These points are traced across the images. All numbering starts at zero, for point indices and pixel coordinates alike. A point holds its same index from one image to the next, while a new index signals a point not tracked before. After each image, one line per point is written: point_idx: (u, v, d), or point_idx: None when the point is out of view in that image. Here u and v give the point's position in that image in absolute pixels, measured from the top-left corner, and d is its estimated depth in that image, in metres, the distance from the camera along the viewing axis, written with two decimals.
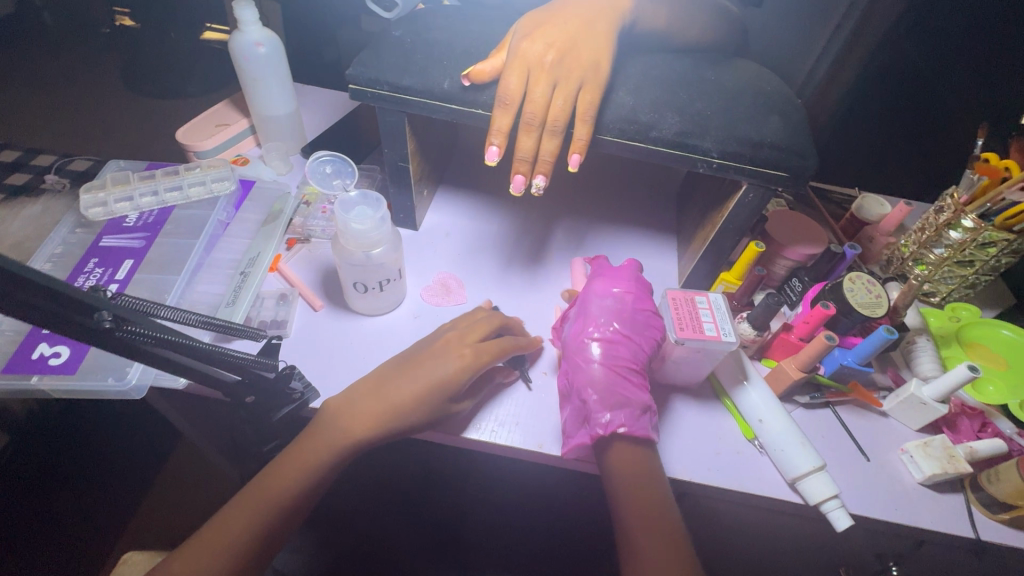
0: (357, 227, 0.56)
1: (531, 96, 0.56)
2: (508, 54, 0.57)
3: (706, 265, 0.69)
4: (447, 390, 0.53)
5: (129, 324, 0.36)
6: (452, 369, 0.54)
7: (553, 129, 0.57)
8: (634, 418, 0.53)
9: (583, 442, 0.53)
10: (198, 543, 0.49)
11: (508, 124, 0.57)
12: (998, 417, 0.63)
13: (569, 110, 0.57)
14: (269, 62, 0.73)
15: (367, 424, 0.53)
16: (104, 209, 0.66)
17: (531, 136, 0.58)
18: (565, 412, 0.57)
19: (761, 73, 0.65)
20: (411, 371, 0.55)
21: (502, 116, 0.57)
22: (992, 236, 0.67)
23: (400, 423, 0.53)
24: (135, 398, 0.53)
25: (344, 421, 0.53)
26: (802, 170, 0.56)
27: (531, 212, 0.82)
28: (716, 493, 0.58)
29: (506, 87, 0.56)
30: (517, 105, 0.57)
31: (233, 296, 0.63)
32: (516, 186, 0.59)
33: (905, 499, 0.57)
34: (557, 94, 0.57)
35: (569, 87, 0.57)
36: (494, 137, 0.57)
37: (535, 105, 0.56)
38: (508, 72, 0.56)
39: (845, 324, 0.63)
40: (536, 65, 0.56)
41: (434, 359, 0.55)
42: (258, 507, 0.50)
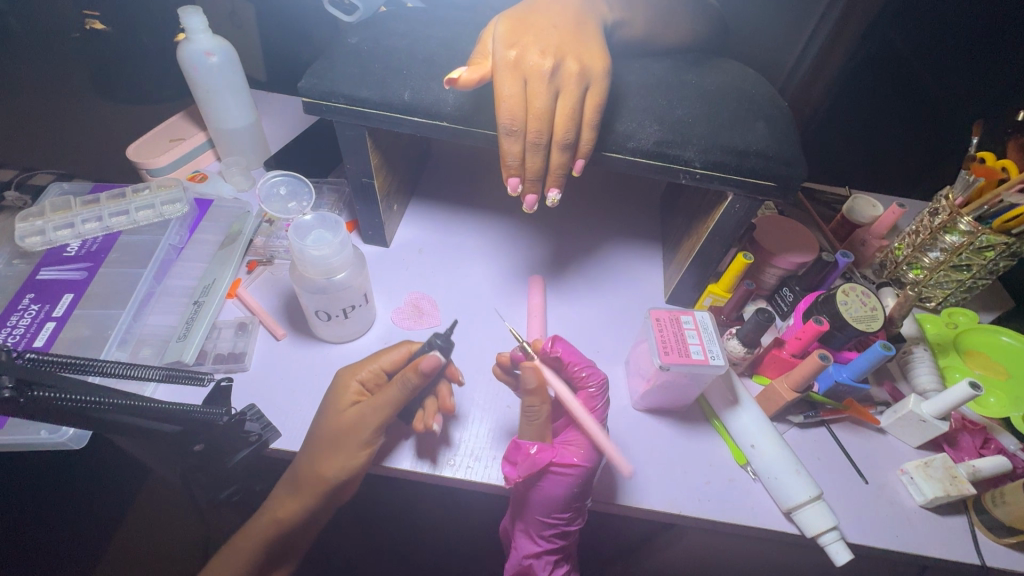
0: (315, 254, 0.51)
1: (534, 109, 0.50)
2: (493, 66, 0.51)
3: (691, 278, 0.66)
4: (337, 407, 0.50)
5: (36, 387, 0.32)
6: (339, 385, 0.51)
7: (563, 142, 0.51)
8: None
9: None
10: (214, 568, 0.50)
11: (521, 150, 0.52)
12: (1000, 432, 0.60)
13: (577, 117, 0.51)
14: (223, 72, 0.69)
15: (293, 486, 0.50)
16: (42, 238, 0.60)
17: (538, 153, 0.52)
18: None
19: (743, 74, 0.62)
20: (314, 422, 0.51)
21: (514, 145, 0.52)
22: (989, 240, 0.63)
23: (325, 472, 0.48)
24: (74, 449, 0.48)
25: (283, 481, 0.51)
26: (790, 179, 0.53)
27: (513, 224, 0.78)
28: (707, 525, 0.54)
29: (508, 111, 0.50)
30: (525, 129, 0.51)
31: (185, 328, 0.58)
32: (529, 206, 0.55)
33: (905, 523, 0.54)
34: (563, 102, 0.50)
35: (574, 91, 0.50)
36: (513, 169, 0.53)
37: (539, 117, 0.50)
38: (506, 94, 0.50)
39: (840, 338, 0.60)
40: (534, 73, 0.50)
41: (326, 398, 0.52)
42: (243, 550, 0.50)
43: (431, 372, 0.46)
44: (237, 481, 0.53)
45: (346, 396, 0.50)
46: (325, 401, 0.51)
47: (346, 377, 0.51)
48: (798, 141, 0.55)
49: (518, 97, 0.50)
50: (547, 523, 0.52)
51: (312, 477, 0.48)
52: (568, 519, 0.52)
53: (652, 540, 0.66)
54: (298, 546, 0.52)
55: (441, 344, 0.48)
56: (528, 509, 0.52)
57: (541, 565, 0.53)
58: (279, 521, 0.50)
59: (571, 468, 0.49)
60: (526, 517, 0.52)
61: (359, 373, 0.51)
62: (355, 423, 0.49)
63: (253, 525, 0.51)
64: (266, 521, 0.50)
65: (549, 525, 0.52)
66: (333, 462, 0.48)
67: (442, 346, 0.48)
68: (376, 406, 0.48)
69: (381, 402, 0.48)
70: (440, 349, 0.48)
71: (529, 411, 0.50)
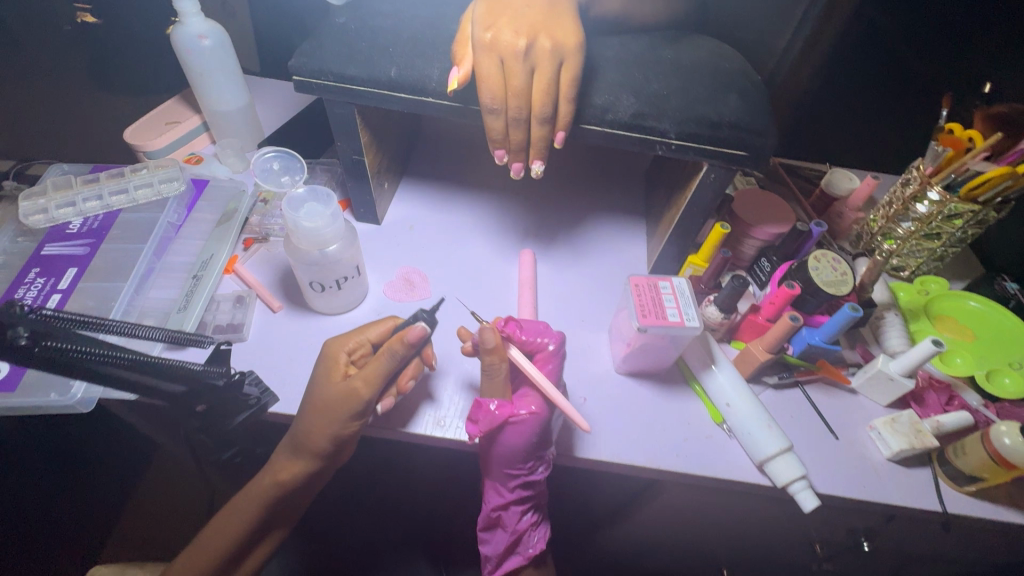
0: (308, 226, 0.54)
1: (512, 88, 0.53)
2: (473, 49, 0.53)
3: (672, 248, 0.68)
4: (327, 379, 0.51)
5: (50, 339, 0.35)
6: (328, 355, 0.53)
7: (541, 116, 0.54)
8: (535, 532, 0.58)
9: (512, 565, 0.56)
10: (212, 532, 0.51)
11: (504, 126, 0.56)
12: (964, 389, 0.63)
13: (553, 90, 0.53)
14: (216, 56, 0.70)
15: (292, 450, 0.52)
16: (45, 216, 0.63)
17: (519, 127, 0.55)
18: (493, 528, 0.58)
19: (719, 50, 0.64)
20: (307, 392, 0.53)
21: (497, 122, 0.55)
22: (958, 208, 0.65)
23: (319, 435, 0.50)
24: (83, 412, 0.51)
25: (283, 446, 0.53)
26: (761, 149, 0.55)
27: (503, 201, 0.80)
28: (686, 480, 0.57)
29: (487, 91, 0.53)
30: (506, 106, 0.54)
31: (185, 301, 0.61)
32: (517, 173, 0.58)
33: (873, 475, 0.57)
34: (539, 77, 0.53)
35: (550, 65, 0.53)
36: (499, 142, 0.57)
37: (518, 93, 0.53)
38: (484, 74, 0.53)
39: (812, 303, 0.62)
40: (509, 53, 0.52)
41: (316, 369, 0.53)
42: (242, 513, 0.51)
43: (417, 342, 0.48)
44: (239, 443, 0.56)
45: (334, 366, 0.52)
46: (317, 371, 0.53)
47: (334, 348, 0.53)
48: (770, 112, 0.57)
49: (497, 78, 0.53)
50: (511, 474, 0.55)
51: (301, 442, 0.51)
52: (530, 470, 0.55)
53: (637, 499, 0.69)
54: (298, 507, 0.54)
55: (426, 319, 0.51)
56: (493, 464, 0.55)
57: (511, 512, 0.57)
58: (282, 483, 0.51)
59: (532, 415, 0.52)
60: (492, 471, 0.56)
61: (347, 345, 0.53)
62: (344, 396, 0.49)
63: (255, 485, 0.52)
64: (267, 484, 0.52)
65: (513, 476, 0.55)
66: (323, 431, 0.50)
67: (427, 318, 0.51)
68: (364, 377, 0.49)
69: (370, 374, 0.49)
70: (426, 321, 0.51)
71: (488, 370, 0.52)
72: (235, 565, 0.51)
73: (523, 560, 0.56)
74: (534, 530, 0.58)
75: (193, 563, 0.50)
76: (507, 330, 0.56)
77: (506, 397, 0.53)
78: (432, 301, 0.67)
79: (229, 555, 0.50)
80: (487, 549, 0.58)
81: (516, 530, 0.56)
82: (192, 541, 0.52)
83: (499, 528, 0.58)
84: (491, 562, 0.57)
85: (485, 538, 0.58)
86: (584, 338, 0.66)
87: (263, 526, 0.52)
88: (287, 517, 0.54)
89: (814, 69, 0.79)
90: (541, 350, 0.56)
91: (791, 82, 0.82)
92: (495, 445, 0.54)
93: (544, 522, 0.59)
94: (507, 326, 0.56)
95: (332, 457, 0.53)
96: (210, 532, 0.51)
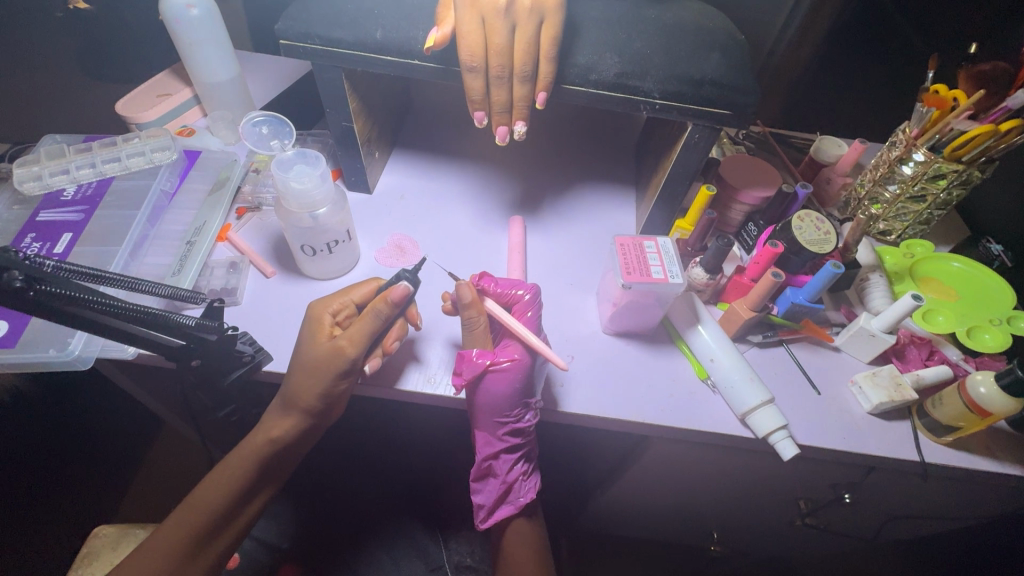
0: (297, 187, 0.55)
1: (494, 46, 0.54)
2: (455, 9, 0.54)
3: (659, 212, 0.69)
4: (313, 340, 0.51)
5: (44, 284, 0.37)
6: (314, 316, 0.53)
7: (522, 74, 0.55)
8: (527, 482, 0.59)
9: (504, 515, 0.57)
10: (206, 487, 0.52)
11: (485, 85, 0.57)
12: (945, 344, 0.64)
13: (533, 50, 0.55)
14: (204, 26, 0.71)
15: (283, 408, 0.53)
16: (39, 183, 0.64)
17: (502, 88, 0.56)
18: (485, 480, 0.59)
19: (703, 11, 0.64)
20: (295, 353, 0.53)
21: (476, 81, 0.56)
22: (942, 168, 0.66)
23: (308, 393, 0.51)
24: (81, 368, 0.53)
25: (274, 404, 0.54)
26: (744, 106, 0.55)
27: (498, 170, 0.81)
28: (671, 435, 0.58)
29: (468, 49, 0.54)
30: (486, 65, 0.55)
31: (179, 265, 0.63)
32: (500, 138, 0.59)
33: (853, 428, 0.59)
34: (519, 37, 0.54)
35: (530, 24, 0.54)
36: (478, 104, 0.58)
37: (499, 51, 0.54)
38: (464, 32, 0.54)
39: (796, 263, 0.63)
40: (490, 11, 0.53)
41: (302, 331, 0.53)
42: (235, 468, 0.52)
43: (400, 301, 0.49)
44: (234, 402, 0.57)
45: (320, 328, 0.52)
46: (303, 333, 0.53)
47: (320, 309, 0.53)
48: (752, 70, 0.58)
49: (477, 35, 0.54)
50: (500, 422, 0.57)
51: (290, 398, 0.51)
52: (518, 416, 0.56)
53: (627, 460, 0.71)
54: (287, 467, 0.55)
55: (408, 278, 0.52)
56: (482, 413, 0.57)
57: (501, 461, 0.58)
58: (275, 440, 0.52)
59: (514, 362, 0.54)
60: (482, 421, 0.57)
61: (332, 306, 0.53)
62: (331, 356, 0.50)
63: (246, 444, 0.53)
64: (260, 441, 0.53)
65: (501, 424, 0.57)
66: (311, 389, 0.50)
67: (410, 279, 0.52)
68: (351, 336, 0.49)
69: (356, 334, 0.50)
70: (409, 281, 0.51)
71: (467, 323, 0.54)
72: (229, 522, 0.52)
73: (514, 509, 0.57)
74: (524, 479, 0.59)
75: (188, 522, 0.50)
76: (483, 284, 0.58)
77: (489, 348, 0.56)
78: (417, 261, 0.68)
79: (224, 511, 0.51)
80: (479, 499, 0.58)
81: (507, 479, 0.58)
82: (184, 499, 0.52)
83: (490, 477, 0.59)
84: (482, 514, 0.58)
85: (476, 489, 0.59)
86: (572, 300, 0.67)
87: (258, 481, 0.53)
88: (280, 476, 0.55)
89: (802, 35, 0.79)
90: (517, 301, 0.57)
91: (779, 49, 0.82)
92: (482, 394, 0.56)
93: (535, 473, 0.60)
94: (482, 281, 0.58)
95: (322, 415, 0.53)
96: (204, 486, 0.52)
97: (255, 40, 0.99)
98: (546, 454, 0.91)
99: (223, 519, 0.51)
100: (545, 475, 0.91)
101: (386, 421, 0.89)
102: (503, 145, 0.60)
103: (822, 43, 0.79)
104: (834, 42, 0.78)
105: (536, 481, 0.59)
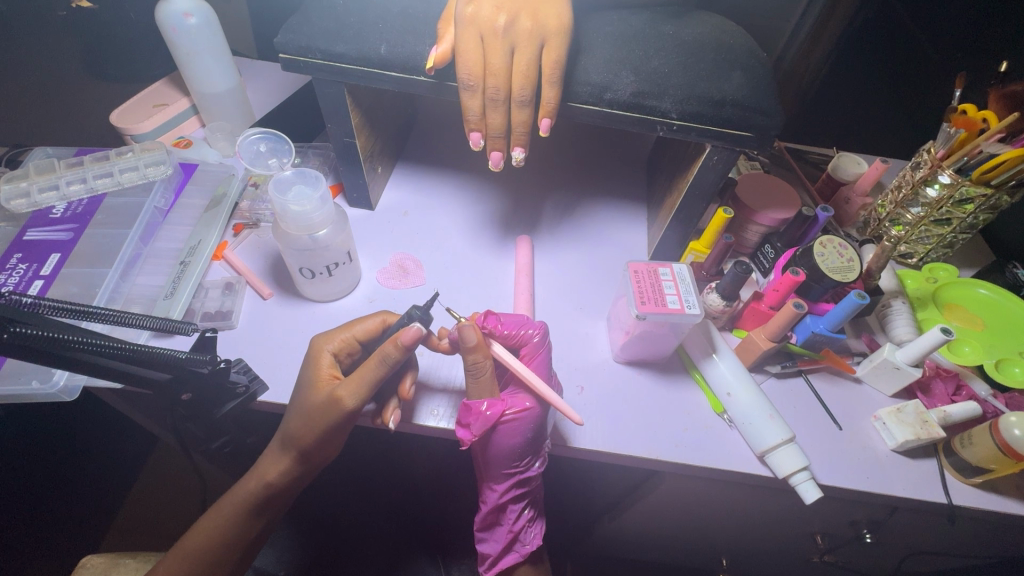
0: (296, 210, 0.52)
1: (491, 66, 0.52)
2: (456, 25, 0.52)
3: (673, 235, 0.66)
4: (314, 383, 0.49)
5: (20, 325, 0.34)
6: (314, 355, 0.50)
7: (519, 99, 0.53)
8: (532, 528, 0.57)
9: (508, 562, 0.56)
10: (197, 532, 0.49)
11: (482, 106, 0.54)
12: (973, 378, 0.61)
13: (534, 72, 0.52)
14: (202, 35, 0.68)
15: (281, 447, 0.50)
16: (27, 200, 0.62)
17: (499, 111, 0.54)
18: (490, 528, 0.57)
19: (723, 26, 0.62)
20: (295, 392, 0.50)
21: (472, 101, 0.54)
22: (969, 191, 0.63)
23: (305, 436, 0.48)
24: (67, 399, 0.51)
25: (272, 443, 0.51)
26: (767, 129, 0.52)
27: (507, 187, 0.78)
28: (684, 471, 0.55)
29: (468, 68, 0.52)
30: (483, 85, 0.53)
31: (172, 287, 0.60)
32: (494, 162, 0.57)
33: (878, 468, 0.55)
34: (517, 59, 0.52)
35: (530, 47, 0.52)
36: (476, 125, 0.55)
37: (498, 74, 0.52)
38: (463, 50, 0.52)
39: (817, 290, 0.61)
40: (489, 30, 0.51)
41: (303, 369, 0.50)
42: (225, 513, 0.50)
43: (411, 344, 0.45)
44: (228, 432, 0.55)
45: (320, 369, 0.49)
46: (303, 373, 0.50)
47: (320, 345, 0.50)
48: (775, 91, 0.55)
49: (476, 54, 0.52)
50: (507, 474, 0.55)
51: (290, 441, 0.49)
52: (526, 466, 0.55)
53: (635, 490, 0.68)
54: (282, 508, 0.53)
55: (419, 317, 0.48)
56: (490, 464, 0.55)
57: (507, 511, 0.56)
58: (270, 484, 0.50)
59: (522, 413, 0.51)
60: (489, 473, 0.55)
61: (333, 343, 0.50)
62: (329, 405, 0.47)
63: (239, 489, 0.50)
64: (255, 484, 0.50)
65: (508, 474, 0.55)
66: (311, 431, 0.48)
67: (420, 318, 0.48)
68: (351, 386, 0.46)
69: (357, 382, 0.46)
70: (420, 321, 0.48)
71: (473, 370, 0.50)
72: (216, 570, 0.49)
73: (519, 558, 0.56)
74: (529, 526, 0.57)
75: (175, 564, 0.48)
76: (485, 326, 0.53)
77: (495, 397, 0.52)
78: (424, 291, 0.65)
79: (215, 558, 0.49)
80: (485, 548, 0.57)
81: (513, 528, 0.56)
82: (173, 546, 0.49)
83: (498, 527, 0.57)
84: (486, 562, 0.57)
85: (482, 537, 0.57)
86: (582, 325, 0.64)
87: (251, 525, 0.50)
88: (274, 518, 0.52)
89: (823, 51, 0.76)
90: (527, 341, 0.54)
91: (799, 64, 0.80)
92: (489, 446, 0.54)
93: (540, 518, 0.59)
94: (487, 321, 0.54)
95: (319, 456, 0.50)
96: (195, 532, 0.50)
97: (259, 46, 0.96)
98: (553, 474, 0.89)
99: (212, 565, 0.49)
100: (549, 497, 0.89)
101: (387, 440, 0.87)
102: (496, 169, 0.58)
103: (844, 60, 0.76)
104: (856, 58, 0.75)
105: (542, 528, 0.58)
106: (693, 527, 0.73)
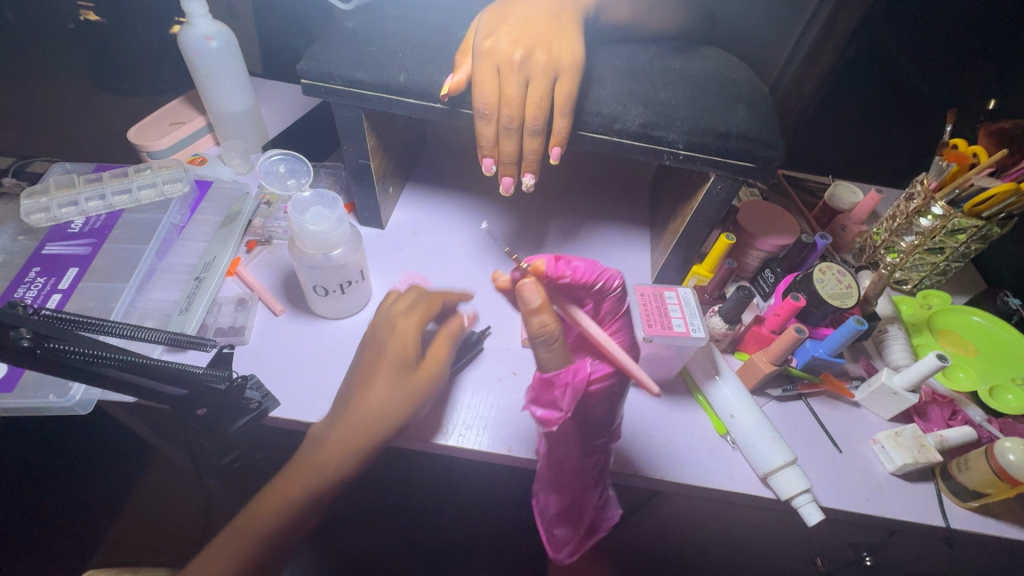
0: (314, 229, 0.53)
1: (506, 97, 0.54)
2: (473, 57, 0.55)
3: (676, 260, 0.68)
4: (401, 354, 0.48)
5: (52, 340, 0.36)
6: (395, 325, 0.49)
7: (532, 128, 0.55)
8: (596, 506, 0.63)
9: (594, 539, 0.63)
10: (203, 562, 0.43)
11: (495, 133, 0.56)
12: (968, 404, 0.63)
13: (547, 103, 0.54)
14: (223, 57, 0.70)
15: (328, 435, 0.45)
16: (47, 214, 0.63)
17: (512, 137, 0.56)
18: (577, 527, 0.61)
19: (727, 61, 0.65)
20: (364, 364, 0.48)
21: (487, 128, 0.56)
22: (961, 223, 0.65)
23: (374, 412, 0.46)
24: (81, 413, 0.51)
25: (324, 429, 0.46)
26: (768, 161, 0.55)
27: (515, 208, 0.80)
28: (688, 492, 0.56)
29: (483, 96, 0.54)
30: (497, 114, 0.55)
31: (187, 302, 0.61)
32: (505, 187, 0.59)
33: (876, 492, 0.57)
34: (532, 90, 0.54)
35: (544, 79, 0.54)
36: (488, 151, 0.57)
37: (512, 103, 0.54)
38: (480, 80, 0.54)
39: (817, 315, 0.63)
40: (505, 63, 0.53)
41: (379, 337, 0.49)
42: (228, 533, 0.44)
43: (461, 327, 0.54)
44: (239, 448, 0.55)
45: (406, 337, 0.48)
46: (384, 342, 0.49)
47: (402, 317, 0.50)
48: (776, 125, 0.57)
49: (492, 85, 0.54)
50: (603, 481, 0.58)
51: (369, 413, 0.45)
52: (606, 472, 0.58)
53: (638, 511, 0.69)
54: None
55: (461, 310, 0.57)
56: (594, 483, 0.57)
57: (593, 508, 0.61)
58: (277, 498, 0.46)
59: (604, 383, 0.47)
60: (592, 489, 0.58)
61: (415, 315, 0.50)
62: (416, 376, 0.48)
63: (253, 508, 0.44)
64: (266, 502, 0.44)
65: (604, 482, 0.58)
66: (386, 405, 0.46)
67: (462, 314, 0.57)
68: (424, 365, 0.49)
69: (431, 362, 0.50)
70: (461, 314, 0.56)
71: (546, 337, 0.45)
72: None
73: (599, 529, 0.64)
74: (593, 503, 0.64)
75: None
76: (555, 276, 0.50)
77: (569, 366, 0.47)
78: None
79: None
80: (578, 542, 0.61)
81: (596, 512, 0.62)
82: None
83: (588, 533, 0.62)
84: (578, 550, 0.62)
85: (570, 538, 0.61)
86: None
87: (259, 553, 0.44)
88: None
89: (820, 85, 0.79)
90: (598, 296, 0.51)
91: (797, 97, 0.83)
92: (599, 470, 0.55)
93: None
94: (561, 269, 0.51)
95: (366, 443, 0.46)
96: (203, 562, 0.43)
97: (272, 66, 0.99)
98: None
99: None
100: None
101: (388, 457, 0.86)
102: (507, 193, 0.60)
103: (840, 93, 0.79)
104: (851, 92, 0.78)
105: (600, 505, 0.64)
106: (694, 548, 0.73)
